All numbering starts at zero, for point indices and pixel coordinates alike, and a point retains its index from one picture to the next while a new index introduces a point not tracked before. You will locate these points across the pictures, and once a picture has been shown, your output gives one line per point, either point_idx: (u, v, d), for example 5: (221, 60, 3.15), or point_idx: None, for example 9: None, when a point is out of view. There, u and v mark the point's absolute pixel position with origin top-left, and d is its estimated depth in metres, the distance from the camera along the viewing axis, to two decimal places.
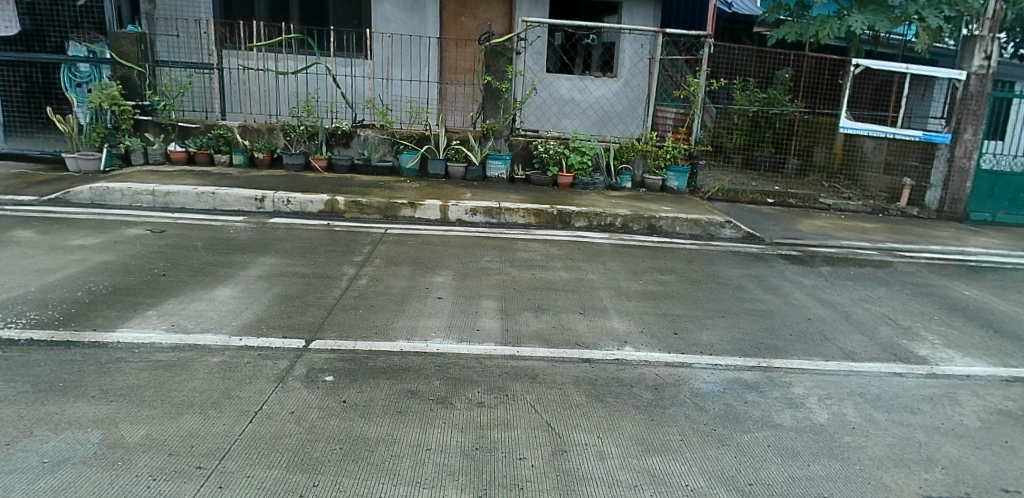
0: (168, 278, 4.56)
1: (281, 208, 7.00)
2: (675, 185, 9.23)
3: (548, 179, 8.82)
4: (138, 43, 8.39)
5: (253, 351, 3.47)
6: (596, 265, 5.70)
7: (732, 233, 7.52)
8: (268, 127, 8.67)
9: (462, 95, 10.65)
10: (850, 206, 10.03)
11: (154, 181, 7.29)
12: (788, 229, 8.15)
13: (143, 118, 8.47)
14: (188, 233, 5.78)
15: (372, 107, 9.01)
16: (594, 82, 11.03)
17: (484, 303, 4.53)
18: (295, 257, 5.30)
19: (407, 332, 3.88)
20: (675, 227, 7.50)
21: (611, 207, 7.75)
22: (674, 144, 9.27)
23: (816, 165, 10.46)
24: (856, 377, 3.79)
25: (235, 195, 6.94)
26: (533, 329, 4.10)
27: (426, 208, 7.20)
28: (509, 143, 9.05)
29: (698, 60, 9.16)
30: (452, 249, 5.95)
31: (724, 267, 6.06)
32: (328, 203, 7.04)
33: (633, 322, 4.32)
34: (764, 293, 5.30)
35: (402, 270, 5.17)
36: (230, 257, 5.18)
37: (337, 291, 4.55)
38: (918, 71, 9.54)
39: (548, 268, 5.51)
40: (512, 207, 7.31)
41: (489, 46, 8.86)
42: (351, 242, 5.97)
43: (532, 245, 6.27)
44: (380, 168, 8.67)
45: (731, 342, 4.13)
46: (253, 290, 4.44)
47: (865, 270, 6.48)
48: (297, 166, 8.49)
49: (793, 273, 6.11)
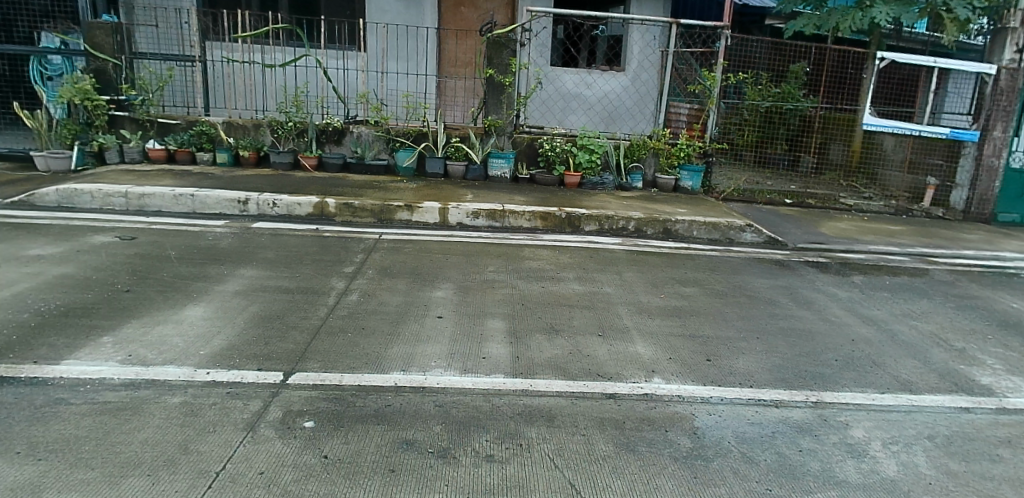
0: (132, 296, 4.04)
1: (266, 211, 6.47)
2: (688, 186, 8.71)
3: (554, 179, 8.30)
4: (114, 35, 7.89)
5: (221, 388, 2.95)
6: (611, 276, 5.19)
7: (753, 237, 7.01)
8: (254, 124, 8.13)
9: (462, 90, 10.11)
10: (872, 207, 9.52)
11: (128, 181, 6.76)
12: (811, 232, 7.64)
13: (119, 113, 7.98)
14: (162, 241, 5.27)
15: (366, 102, 8.48)
16: (602, 76, 10.47)
17: (489, 323, 4.01)
18: (280, 269, 4.79)
19: (402, 361, 3.37)
20: (691, 231, 6.99)
21: (622, 209, 7.23)
22: (689, 141, 8.72)
23: (833, 163, 10.42)
24: (919, 415, 3.27)
25: (216, 197, 6.42)
26: (548, 357, 3.57)
27: (424, 211, 6.68)
28: (512, 140, 8.51)
29: (714, 52, 8.63)
30: (451, 257, 5.43)
31: (750, 277, 5.55)
32: (318, 205, 6.52)
33: (660, 347, 3.80)
34: (798, 309, 4.79)
35: (397, 282, 4.67)
36: (206, 269, 4.66)
37: (324, 309, 4.04)
38: (946, 65, 9.05)
39: (558, 280, 5.00)
40: (517, 210, 6.80)
41: (491, 38, 8.31)
42: (341, 250, 5.46)
43: (539, 252, 5.76)
44: (374, 168, 8.13)
45: (773, 370, 3.63)
46: (228, 310, 3.92)
47: (901, 279, 5.97)
48: (285, 164, 7.96)
49: (824, 284, 5.60)
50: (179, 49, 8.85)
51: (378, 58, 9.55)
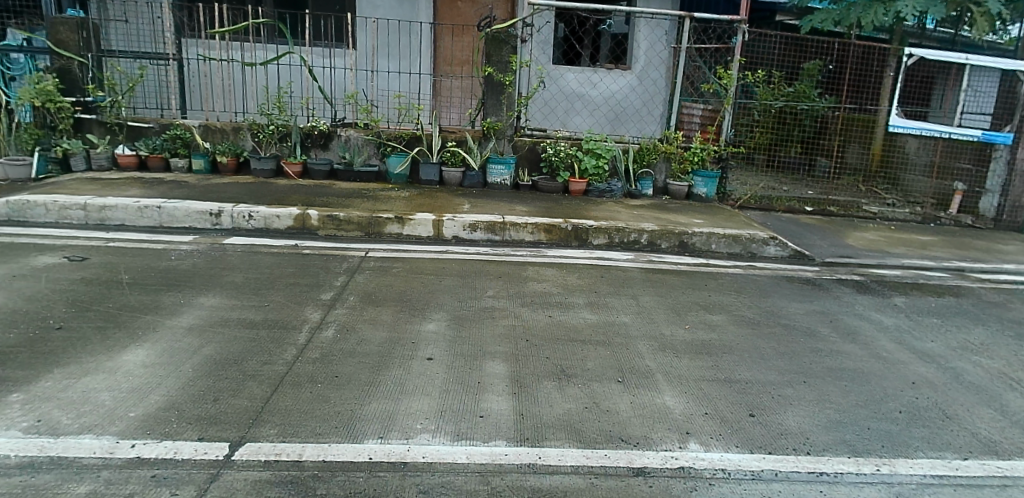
0: (64, 335, 3.40)
1: (240, 224, 5.84)
2: (703, 193, 8.08)
3: (558, 186, 7.67)
4: (80, 31, 7.25)
5: (146, 470, 2.33)
6: (626, 302, 4.56)
7: (778, 251, 6.38)
8: (232, 127, 7.50)
9: (458, 89, 9.48)
10: (898, 215, 8.87)
11: (90, 191, 6.11)
12: (837, 245, 7.02)
13: (86, 116, 7.35)
14: (116, 262, 4.64)
15: (355, 103, 7.84)
16: (607, 75, 9.84)
17: (489, 366, 3.38)
18: (246, 297, 4.14)
19: (381, 423, 2.74)
20: (710, 244, 6.35)
21: (634, 220, 6.58)
22: (702, 145, 8.05)
23: (850, 166, 9.82)
24: (1018, 492, 2.64)
25: (185, 209, 5.77)
26: (559, 414, 2.93)
27: (416, 224, 6.04)
28: (513, 144, 7.90)
29: (730, 48, 8.04)
30: (446, 279, 4.79)
31: (781, 300, 4.93)
32: (299, 217, 5.89)
33: (693, 398, 3.17)
34: (843, 343, 4.17)
35: (381, 312, 4.05)
36: (160, 297, 4.03)
37: (292, 351, 3.40)
38: (979, 62, 8.48)
39: (567, 307, 4.37)
40: (518, 222, 6.16)
41: (489, 33, 7.68)
42: (320, 271, 4.83)
43: (544, 272, 5.14)
44: (364, 175, 7.48)
45: (830, 431, 3.02)
46: (176, 353, 3.29)
47: (946, 300, 5.35)
48: (267, 171, 7.32)
49: (865, 309, 4.97)
50: (151, 47, 8.19)
51: (368, 56, 8.92)
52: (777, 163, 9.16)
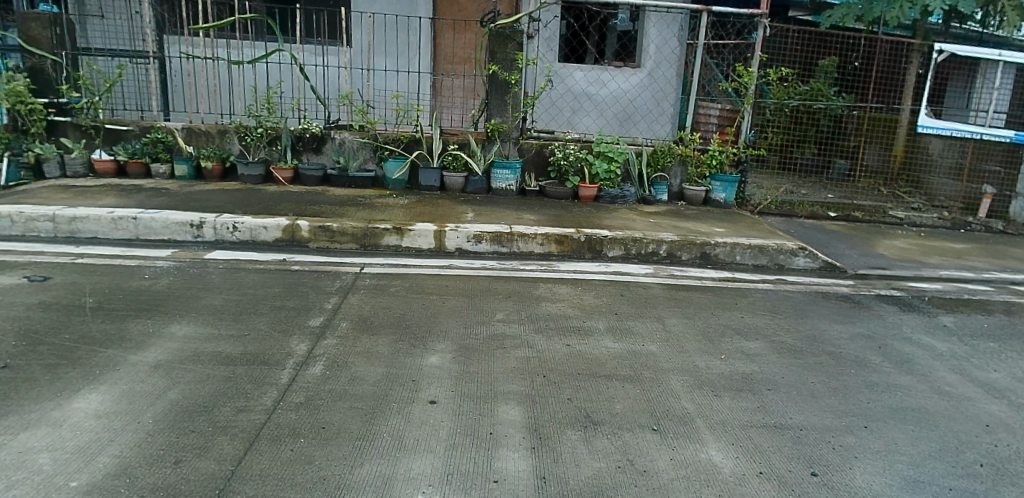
0: (6, 376, 2.91)
1: (225, 236, 5.37)
2: (721, 198, 7.59)
3: (567, 191, 7.19)
4: (53, 27, 6.78)
5: None
6: (651, 326, 4.07)
7: (808, 262, 5.93)
8: (218, 130, 7.02)
9: (460, 88, 8.98)
10: (926, 220, 8.36)
11: (61, 200, 5.63)
12: (868, 255, 6.56)
13: (60, 118, 6.87)
14: (82, 282, 4.15)
15: (350, 103, 7.36)
16: (617, 73, 9.35)
17: (502, 410, 2.90)
18: (225, 324, 3.66)
19: (375, 494, 2.25)
20: (734, 256, 5.87)
21: (651, 229, 6.10)
22: (721, 147, 7.58)
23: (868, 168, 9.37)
24: None
25: (164, 220, 5.28)
26: (587, 477, 2.45)
27: (415, 235, 5.55)
28: (519, 147, 7.44)
29: (751, 43, 7.61)
30: (449, 300, 4.31)
31: (820, 323, 4.46)
32: (288, 228, 5.41)
33: (744, 453, 2.69)
34: (898, 376, 3.69)
35: (377, 342, 3.57)
36: (125, 325, 3.55)
37: (273, 394, 2.91)
38: (1014, 58, 8.00)
39: (586, 333, 3.89)
40: (527, 233, 5.68)
41: (494, 29, 7.21)
42: (309, 291, 4.34)
43: (558, 290, 4.66)
44: (359, 180, 7.01)
45: (911, 492, 2.52)
46: (136, 398, 2.80)
47: (998, 320, 4.87)
48: (256, 178, 6.85)
49: (913, 331, 4.49)
50: (131, 45, 7.69)
51: (363, 54, 8.45)
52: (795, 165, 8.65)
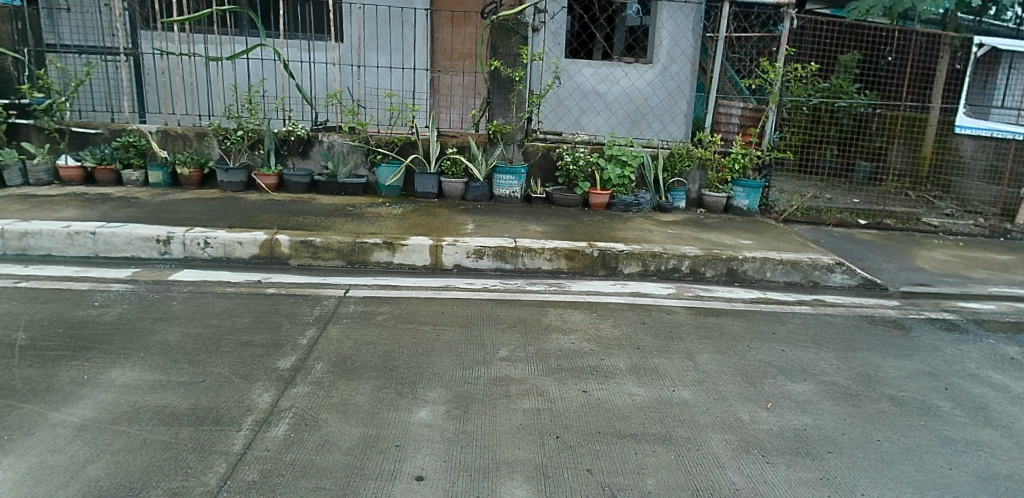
0: None
1: (195, 253, 4.79)
2: (744, 205, 6.98)
3: (576, 199, 6.61)
4: (13, 21, 6.27)
5: None
6: (681, 364, 3.47)
7: (845, 279, 5.35)
8: (196, 133, 6.48)
9: (459, 87, 8.42)
10: (962, 228, 7.73)
11: (15, 212, 5.06)
12: (908, 268, 5.96)
13: (21, 121, 6.33)
14: (19, 313, 3.59)
15: (338, 103, 6.77)
16: (629, 70, 8.73)
17: (505, 490, 2.31)
18: (177, 368, 3.08)
19: None
20: (764, 272, 5.27)
21: (671, 242, 5.50)
22: (744, 149, 6.96)
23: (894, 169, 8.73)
24: None
25: (126, 236, 4.71)
26: None
27: (409, 250, 4.97)
28: (523, 150, 6.85)
29: (776, 36, 7.03)
30: (446, 332, 3.73)
31: (874, 357, 3.86)
32: (266, 244, 4.83)
33: None
34: (977, 429, 3.10)
35: (357, 389, 2.99)
36: (54, 372, 2.97)
37: (219, 471, 2.33)
38: None
39: (605, 374, 3.29)
40: (534, 247, 5.09)
41: (496, 21, 6.59)
42: (283, 320, 3.75)
43: (570, 318, 4.07)
44: (349, 187, 6.43)
45: None
46: (45, 477, 2.24)
47: None
48: (236, 185, 6.28)
49: (980, 366, 3.89)
50: (98, 40, 7.17)
51: (354, 49, 7.88)
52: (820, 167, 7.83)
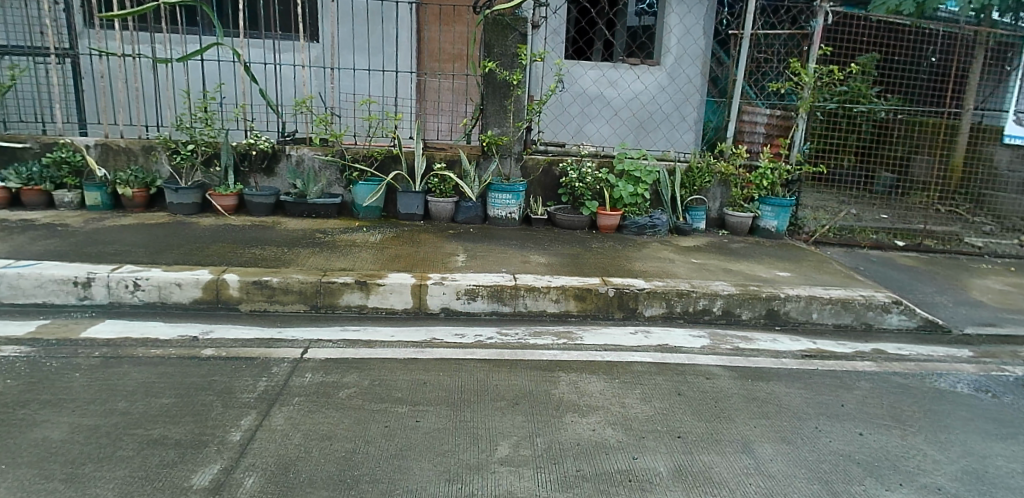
0: None
1: (122, 298, 3.90)
2: (772, 226, 6.15)
3: (583, 220, 5.79)
4: None
5: None
6: (739, 465, 2.61)
7: (902, 321, 4.53)
8: (143, 146, 5.63)
9: (449, 91, 7.60)
10: (1007, 248, 6.93)
11: None
12: (967, 303, 5.13)
13: None
14: None
15: (309, 111, 5.91)
16: (635, 72, 7.89)
17: None
18: (43, 494, 2.19)
19: None
20: (809, 314, 4.45)
21: (698, 276, 4.66)
22: (772, 164, 6.13)
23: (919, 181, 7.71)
24: None
25: (36, 278, 3.83)
26: None
27: (386, 291, 4.10)
28: (522, 165, 6.02)
29: (809, 34, 6.21)
30: (427, 415, 2.86)
31: (974, 443, 3.00)
32: (211, 286, 3.95)
33: None
34: None
35: None
36: None
37: None
38: None
39: (642, 488, 2.42)
40: (537, 285, 4.23)
41: (491, 16, 5.72)
42: (216, 401, 2.88)
43: (586, 389, 3.21)
44: (321, 208, 5.56)
45: None
46: None
47: None
48: (189, 207, 5.42)
49: None
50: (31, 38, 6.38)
51: (331, 49, 7.03)
52: (838, 180, 6.76)
